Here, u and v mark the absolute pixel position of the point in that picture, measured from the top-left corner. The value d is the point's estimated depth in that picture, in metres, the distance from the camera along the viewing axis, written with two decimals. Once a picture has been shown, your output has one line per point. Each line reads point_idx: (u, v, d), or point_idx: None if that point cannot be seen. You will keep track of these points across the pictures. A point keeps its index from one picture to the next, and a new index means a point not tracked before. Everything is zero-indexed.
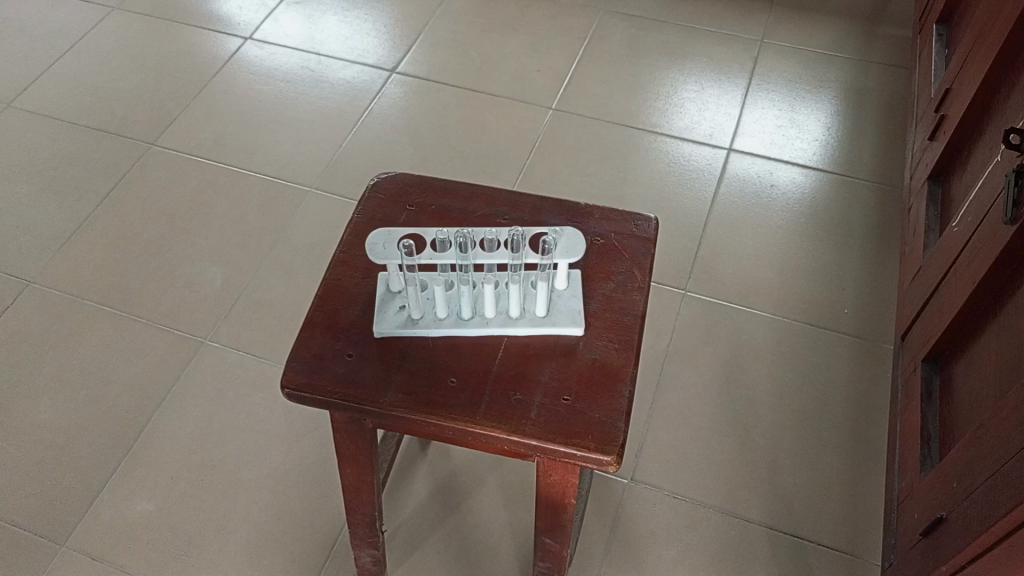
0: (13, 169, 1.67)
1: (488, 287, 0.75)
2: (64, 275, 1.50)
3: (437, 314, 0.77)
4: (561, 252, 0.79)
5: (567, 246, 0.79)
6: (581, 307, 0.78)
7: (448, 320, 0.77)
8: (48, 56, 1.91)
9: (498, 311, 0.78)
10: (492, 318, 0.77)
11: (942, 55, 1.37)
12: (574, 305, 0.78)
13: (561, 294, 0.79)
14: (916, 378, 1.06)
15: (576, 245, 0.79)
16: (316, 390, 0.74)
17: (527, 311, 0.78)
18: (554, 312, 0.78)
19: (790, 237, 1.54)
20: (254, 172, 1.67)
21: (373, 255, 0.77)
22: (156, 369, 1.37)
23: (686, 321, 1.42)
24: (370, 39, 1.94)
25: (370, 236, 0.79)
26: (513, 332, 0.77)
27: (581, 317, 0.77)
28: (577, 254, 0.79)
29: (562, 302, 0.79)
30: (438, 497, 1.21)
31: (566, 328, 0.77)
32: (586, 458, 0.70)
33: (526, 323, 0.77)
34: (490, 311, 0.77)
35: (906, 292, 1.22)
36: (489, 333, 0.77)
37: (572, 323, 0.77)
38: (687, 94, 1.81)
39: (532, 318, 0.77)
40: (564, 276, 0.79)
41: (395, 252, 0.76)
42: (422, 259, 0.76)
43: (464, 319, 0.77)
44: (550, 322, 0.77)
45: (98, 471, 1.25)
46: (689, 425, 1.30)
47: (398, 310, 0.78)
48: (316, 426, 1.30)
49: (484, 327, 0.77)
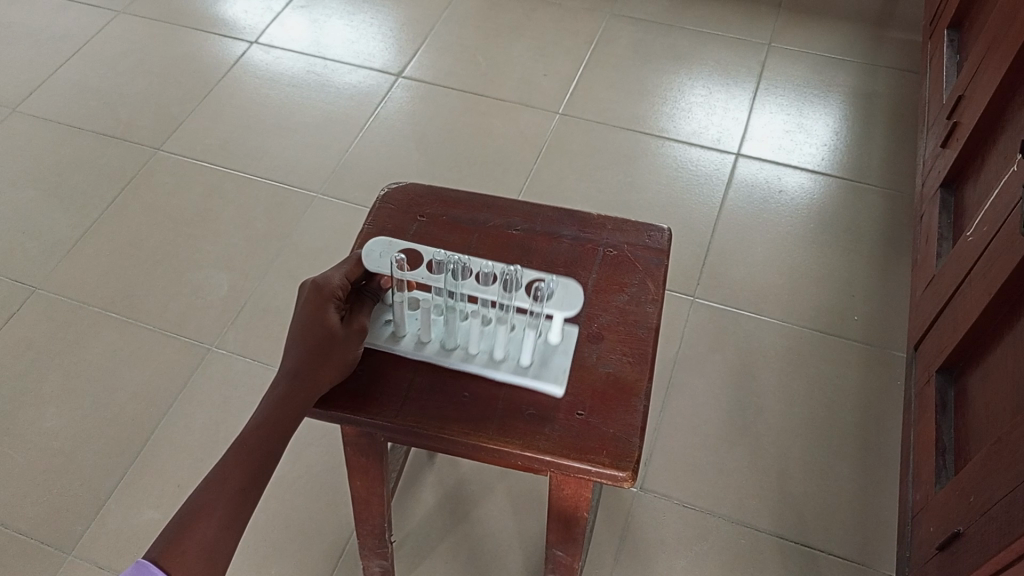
0: (18, 174, 1.67)
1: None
2: (70, 281, 1.49)
3: (421, 340, 0.76)
4: (555, 302, 0.74)
5: (564, 298, 0.74)
6: (566, 367, 0.74)
7: (430, 347, 0.76)
8: (54, 60, 1.91)
9: (480, 351, 0.76)
10: (475, 355, 0.75)
11: (953, 61, 1.36)
12: (558, 363, 0.74)
13: (552, 348, 0.76)
14: (930, 388, 1.05)
15: (575, 300, 0.74)
16: (328, 404, 0.73)
17: (512, 356, 0.75)
18: (539, 364, 0.74)
19: (798, 244, 1.53)
20: (259, 177, 1.66)
21: (368, 261, 0.77)
22: (162, 376, 1.36)
23: (694, 328, 1.41)
24: (376, 43, 1.94)
25: (371, 243, 0.79)
26: (489, 373, 0.74)
27: (564, 377, 0.73)
28: (572, 309, 0.74)
29: (551, 354, 0.75)
30: (446, 506, 1.20)
31: (545, 383, 0.73)
32: (601, 474, 0.69)
33: (504, 367, 0.74)
34: (473, 347, 0.75)
35: (918, 300, 1.21)
36: (466, 369, 0.75)
37: (553, 381, 0.73)
38: (694, 98, 1.80)
39: (513, 364, 0.75)
40: (556, 330, 0.75)
41: (390, 263, 0.76)
42: (413, 275, 0.75)
43: (446, 350, 0.76)
44: (532, 373, 0.73)
45: (104, 480, 1.24)
46: (698, 433, 1.29)
47: (387, 325, 0.78)
48: (322, 434, 1.29)
49: (463, 362, 0.75)
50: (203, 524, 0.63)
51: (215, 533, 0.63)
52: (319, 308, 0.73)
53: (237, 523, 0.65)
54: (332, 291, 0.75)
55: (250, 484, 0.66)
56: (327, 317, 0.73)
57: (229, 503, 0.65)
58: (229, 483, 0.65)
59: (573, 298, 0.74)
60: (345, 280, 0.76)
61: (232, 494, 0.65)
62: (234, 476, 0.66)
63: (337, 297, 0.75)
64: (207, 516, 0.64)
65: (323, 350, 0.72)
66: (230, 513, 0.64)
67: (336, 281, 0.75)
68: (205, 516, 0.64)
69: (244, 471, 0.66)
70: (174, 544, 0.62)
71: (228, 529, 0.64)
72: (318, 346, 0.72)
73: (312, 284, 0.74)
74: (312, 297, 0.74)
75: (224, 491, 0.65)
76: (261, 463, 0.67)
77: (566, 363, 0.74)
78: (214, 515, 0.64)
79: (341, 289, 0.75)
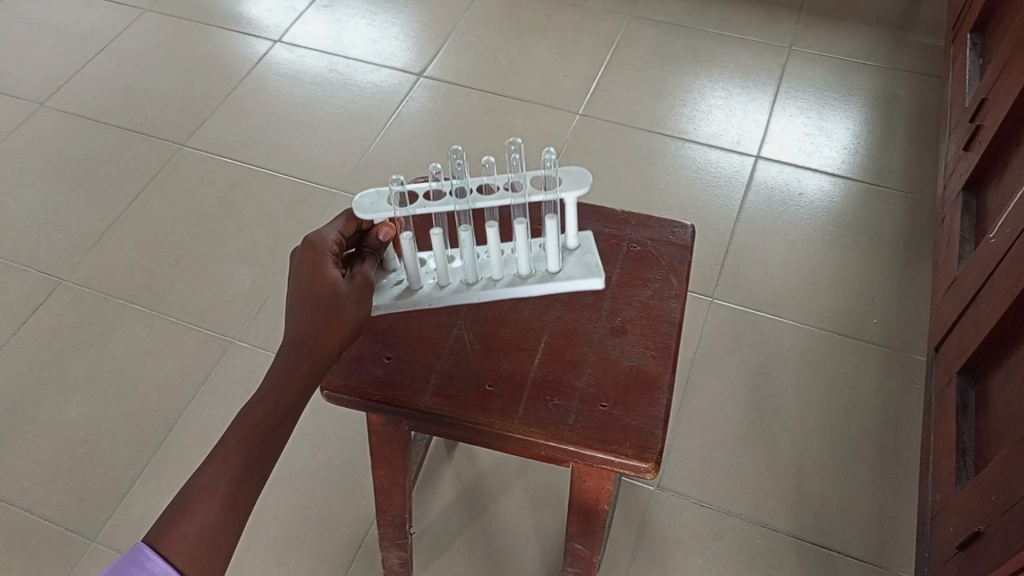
0: (46, 168, 1.70)
1: (491, 231, 0.78)
2: (96, 274, 1.51)
3: (442, 284, 0.82)
4: (568, 185, 0.78)
5: (576, 179, 0.78)
6: (598, 261, 0.82)
7: (453, 287, 0.81)
8: (81, 56, 1.94)
9: (507, 272, 0.82)
10: (500, 280, 0.82)
11: (976, 64, 1.36)
12: (588, 259, 0.82)
13: (572, 252, 0.83)
14: (951, 389, 1.05)
15: (585, 178, 0.78)
16: (356, 392, 0.74)
17: (538, 270, 0.82)
18: (566, 268, 0.82)
19: (818, 245, 1.53)
20: (282, 174, 1.68)
21: (362, 212, 0.77)
22: (186, 368, 1.38)
23: (713, 328, 1.42)
24: (398, 43, 1.95)
25: (356, 197, 0.79)
26: (524, 290, 0.81)
27: (598, 270, 0.82)
28: (587, 187, 0.77)
29: (573, 258, 0.83)
30: (465, 500, 1.21)
31: (583, 281, 0.81)
32: (624, 465, 0.70)
33: (536, 281, 0.81)
34: (497, 273, 0.81)
35: (939, 302, 1.21)
36: (497, 295, 0.81)
37: (591, 276, 0.81)
38: (714, 100, 1.80)
39: (544, 275, 0.82)
40: (574, 219, 0.81)
41: (381, 204, 0.77)
42: (416, 207, 0.77)
43: (470, 284, 0.82)
44: (564, 276, 0.81)
45: (127, 469, 1.26)
46: (715, 432, 1.29)
47: (394, 285, 0.82)
48: (342, 427, 1.30)
49: (492, 289, 0.81)
50: (203, 506, 0.64)
51: (216, 514, 0.64)
52: (318, 263, 0.74)
53: (241, 504, 0.65)
54: (329, 248, 0.76)
55: (251, 463, 0.66)
56: (330, 271, 0.74)
57: (231, 483, 0.65)
58: (230, 462, 0.66)
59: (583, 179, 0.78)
60: (339, 235, 0.77)
61: (233, 474, 0.65)
62: (235, 455, 0.66)
63: (334, 253, 0.76)
64: (207, 497, 0.64)
65: (330, 303, 0.72)
66: (231, 495, 0.65)
67: (331, 238, 0.77)
68: (205, 497, 0.64)
69: (246, 451, 0.66)
70: (174, 525, 0.63)
71: (230, 511, 0.65)
72: (325, 303, 0.72)
73: (307, 243, 0.76)
74: (309, 257, 0.75)
75: (225, 471, 0.65)
76: (263, 442, 0.67)
77: (597, 258, 0.82)
78: (214, 495, 0.64)
79: (336, 246, 0.77)
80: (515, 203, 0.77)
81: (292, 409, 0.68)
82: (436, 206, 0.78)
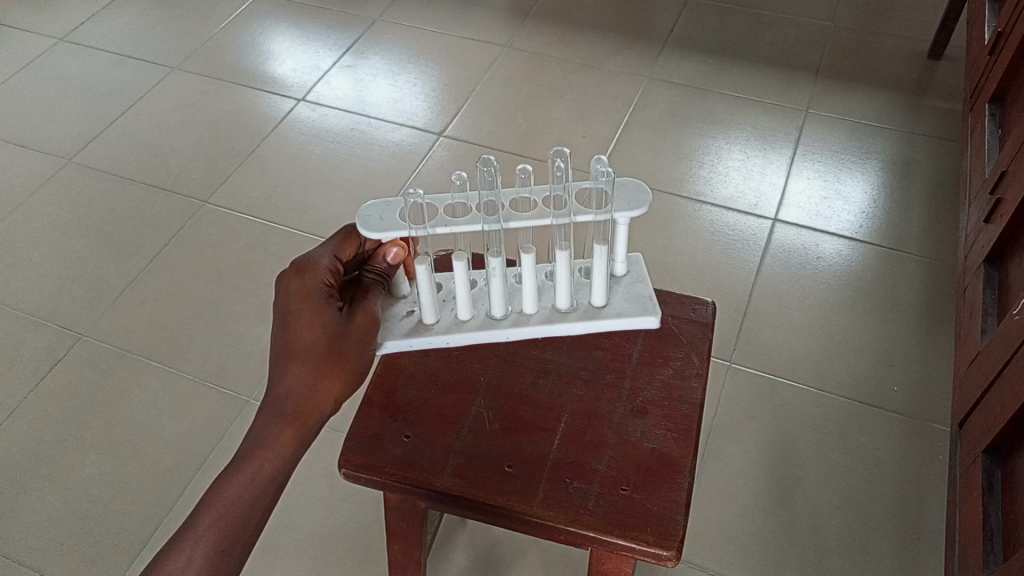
0: (70, 223, 1.72)
1: (526, 257, 0.79)
2: (116, 330, 1.53)
3: (464, 317, 0.84)
4: (623, 203, 0.79)
5: (632, 197, 0.80)
6: (650, 294, 0.86)
7: (480, 321, 0.84)
8: (110, 113, 1.99)
9: (542, 305, 0.85)
10: (534, 315, 0.84)
11: (995, 135, 1.36)
12: (639, 292, 0.86)
13: (620, 282, 0.87)
14: (976, 469, 1.03)
15: (642, 196, 0.80)
16: (374, 471, 0.74)
17: (581, 305, 0.85)
18: (611, 304, 0.85)
19: (837, 311, 1.52)
20: (302, 232, 1.70)
21: (368, 230, 0.77)
22: (200, 425, 1.38)
23: (731, 393, 1.40)
24: (419, 103, 1.99)
25: (358, 212, 0.79)
26: (565, 329, 0.83)
27: (653, 306, 0.85)
28: (644, 205, 0.79)
29: (621, 293, 0.86)
30: (478, 568, 1.20)
31: (638, 318, 0.83)
32: (644, 552, 0.69)
33: (578, 316, 0.84)
34: (531, 308, 0.84)
35: (962, 377, 1.19)
36: (532, 332, 0.83)
37: (645, 313, 0.84)
38: (732, 162, 1.81)
39: (589, 310, 0.84)
40: (625, 238, 0.83)
41: (387, 222, 0.77)
42: (438, 228, 0.78)
43: (497, 319, 0.84)
44: (614, 312, 0.84)
45: (139, 530, 1.25)
46: (733, 501, 1.27)
47: (406, 317, 0.84)
48: (355, 490, 1.29)
49: (526, 325, 0.83)
50: None
51: None
52: (306, 294, 0.75)
53: None
54: (321, 280, 0.77)
55: (227, 547, 0.67)
56: (324, 312, 0.75)
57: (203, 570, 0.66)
58: (201, 548, 0.66)
59: (641, 195, 0.80)
60: (333, 260, 0.79)
61: (206, 559, 0.66)
62: (207, 539, 0.66)
63: (328, 283, 0.77)
64: None
65: (326, 346, 0.74)
66: None
67: (325, 264, 0.78)
68: None
69: (221, 534, 0.67)
70: None
71: None
72: (320, 353, 0.73)
73: (301, 269, 0.77)
74: (298, 288, 0.76)
75: (195, 559, 0.66)
76: (240, 524, 0.67)
77: (648, 290, 0.86)
78: None
79: (328, 274, 0.78)
80: (559, 221, 0.78)
81: (273, 485, 0.69)
82: (465, 226, 0.79)
